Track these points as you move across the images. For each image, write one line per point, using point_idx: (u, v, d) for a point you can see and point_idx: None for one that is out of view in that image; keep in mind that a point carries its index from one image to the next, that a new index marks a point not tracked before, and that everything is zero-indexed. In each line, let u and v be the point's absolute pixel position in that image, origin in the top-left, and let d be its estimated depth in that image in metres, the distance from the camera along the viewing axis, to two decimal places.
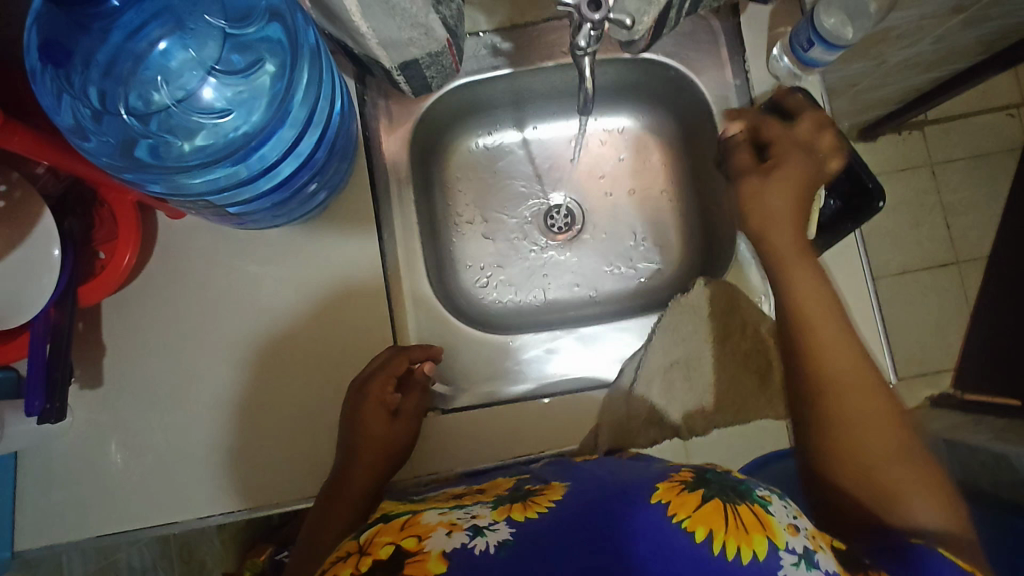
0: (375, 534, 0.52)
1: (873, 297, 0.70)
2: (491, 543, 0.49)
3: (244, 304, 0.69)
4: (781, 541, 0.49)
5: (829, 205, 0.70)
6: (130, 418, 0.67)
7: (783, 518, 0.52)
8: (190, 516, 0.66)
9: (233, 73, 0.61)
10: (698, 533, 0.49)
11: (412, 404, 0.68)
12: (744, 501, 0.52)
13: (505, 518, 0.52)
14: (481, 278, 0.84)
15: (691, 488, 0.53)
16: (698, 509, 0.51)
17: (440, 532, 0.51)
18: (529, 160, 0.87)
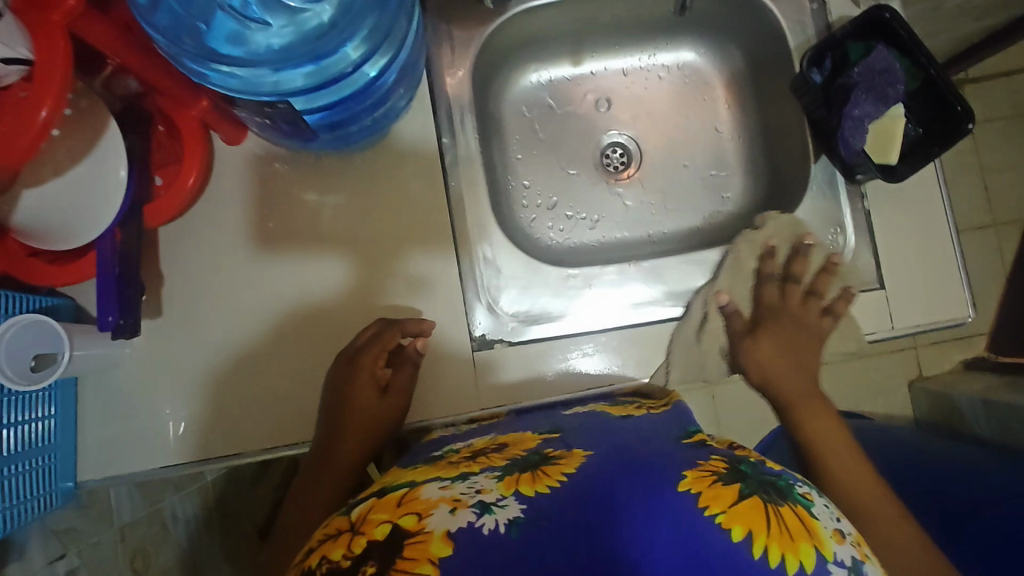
0: (368, 510, 0.45)
1: (950, 226, 0.68)
2: (500, 522, 0.42)
3: (307, 233, 0.67)
4: (830, 552, 0.43)
5: (910, 132, 0.67)
6: (191, 350, 0.65)
7: (829, 524, 0.45)
8: (254, 448, 0.65)
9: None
10: (735, 532, 0.42)
11: (402, 380, 0.65)
12: (788, 502, 0.45)
13: (513, 492, 0.45)
14: (537, 217, 0.82)
15: (726, 480, 0.45)
16: (735, 506, 0.43)
17: (443, 508, 0.43)
18: (584, 96, 0.85)
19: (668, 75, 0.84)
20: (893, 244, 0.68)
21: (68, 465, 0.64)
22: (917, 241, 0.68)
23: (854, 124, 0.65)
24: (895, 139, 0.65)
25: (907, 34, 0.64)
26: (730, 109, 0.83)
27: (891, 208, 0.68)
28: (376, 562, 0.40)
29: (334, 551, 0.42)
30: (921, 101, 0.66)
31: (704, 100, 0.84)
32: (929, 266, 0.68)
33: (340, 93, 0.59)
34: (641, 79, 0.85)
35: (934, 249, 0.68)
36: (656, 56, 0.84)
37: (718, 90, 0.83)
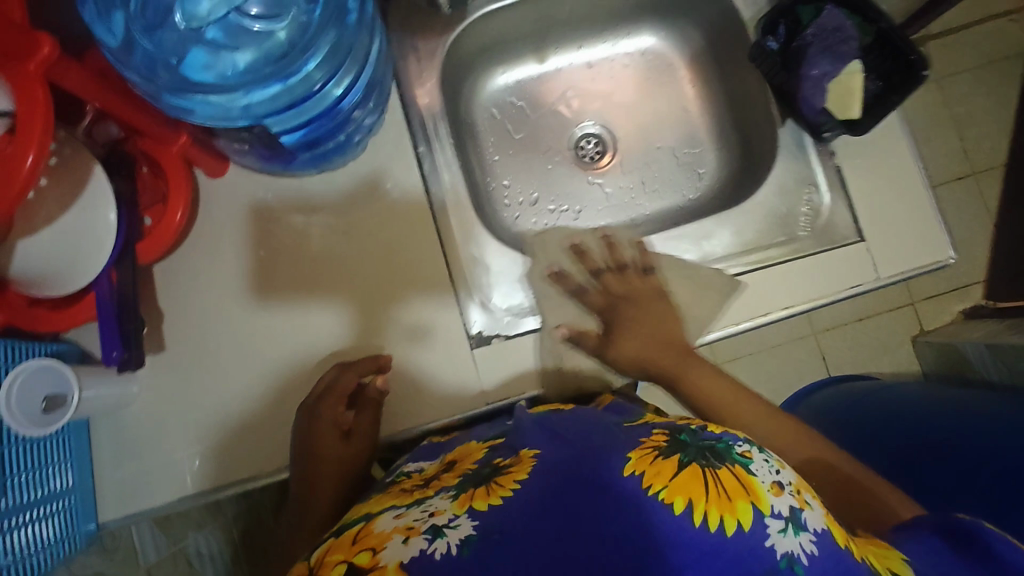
0: (325, 552, 0.44)
1: (923, 175, 0.69)
2: (451, 543, 0.41)
3: (296, 253, 0.69)
4: (768, 506, 0.43)
5: (870, 86, 0.68)
6: (196, 381, 0.66)
7: (768, 477, 0.45)
8: (268, 470, 0.66)
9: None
10: (676, 505, 0.42)
11: (365, 422, 0.65)
12: (724, 464, 0.45)
13: (467, 509, 0.44)
14: (520, 215, 0.84)
15: (665, 454, 0.45)
16: (675, 478, 0.43)
17: (397, 540, 0.42)
18: (552, 92, 0.87)
19: (630, 62, 0.87)
20: (867, 197, 0.69)
21: (87, 507, 0.65)
22: (890, 192, 0.69)
23: (814, 86, 0.67)
24: (855, 93, 0.66)
25: None
26: (694, 87, 0.86)
27: (862, 162, 0.70)
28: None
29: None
30: (876, 56, 0.68)
31: (669, 82, 0.87)
32: (906, 215, 0.69)
33: (312, 113, 0.61)
34: (606, 69, 0.87)
35: (909, 198, 0.69)
36: (618, 44, 0.86)
37: (681, 71, 0.86)
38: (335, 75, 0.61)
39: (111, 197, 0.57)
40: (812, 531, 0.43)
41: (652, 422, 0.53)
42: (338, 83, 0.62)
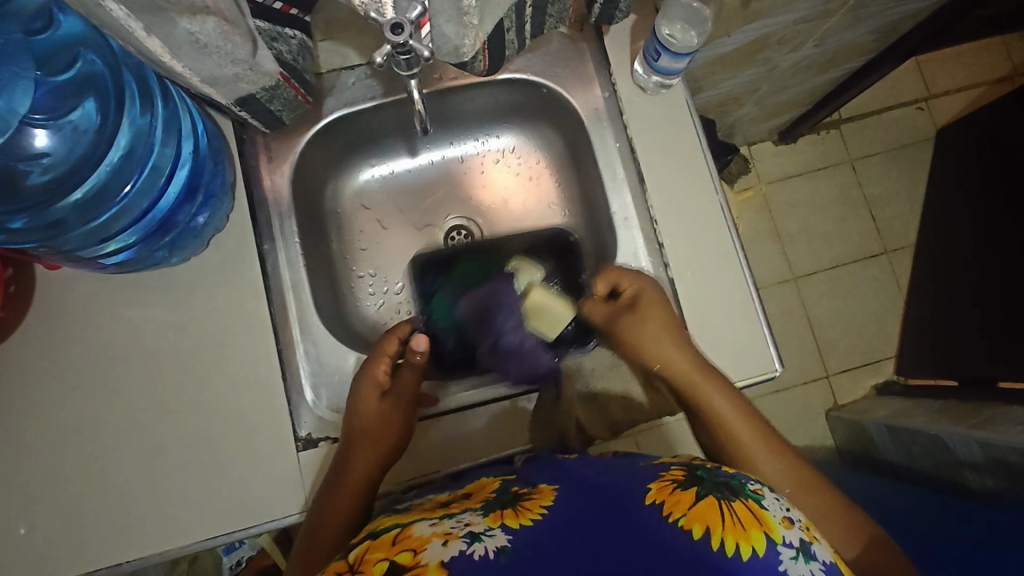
0: (364, 551, 0.51)
1: (754, 296, 0.73)
2: (488, 548, 0.49)
3: (127, 349, 0.70)
4: (779, 535, 0.50)
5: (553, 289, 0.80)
6: (14, 475, 0.67)
7: (777, 513, 0.53)
8: (77, 570, 0.66)
9: (58, 117, 0.62)
10: (695, 531, 0.49)
11: (406, 383, 0.69)
12: (739, 498, 0.52)
13: (499, 525, 0.52)
14: (382, 304, 0.86)
15: (684, 486, 0.54)
16: (692, 506, 0.51)
17: (436, 542, 0.50)
18: (425, 183, 0.90)
19: (502, 159, 0.90)
20: (698, 312, 0.72)
21: None
22: (719, 309, 0.72)
23: (525, 342, 0.75)
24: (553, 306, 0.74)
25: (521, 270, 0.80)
26: (559, 186, 0.88)
27: (692, 277, 0.73)
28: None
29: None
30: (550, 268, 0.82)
31: (539, 178, 0.89)
32: (735, 333, 0.72)
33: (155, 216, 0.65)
34: (478, 165, 0.90)
35: (732, 317, 0.72)
36: (489, 141, 0.89)
37: (547, 170, 0.89)
38: (161, 164, 0.64)
39: None
40: (821, 560, 0.50)
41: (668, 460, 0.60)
42: (169, 161, 0.64)
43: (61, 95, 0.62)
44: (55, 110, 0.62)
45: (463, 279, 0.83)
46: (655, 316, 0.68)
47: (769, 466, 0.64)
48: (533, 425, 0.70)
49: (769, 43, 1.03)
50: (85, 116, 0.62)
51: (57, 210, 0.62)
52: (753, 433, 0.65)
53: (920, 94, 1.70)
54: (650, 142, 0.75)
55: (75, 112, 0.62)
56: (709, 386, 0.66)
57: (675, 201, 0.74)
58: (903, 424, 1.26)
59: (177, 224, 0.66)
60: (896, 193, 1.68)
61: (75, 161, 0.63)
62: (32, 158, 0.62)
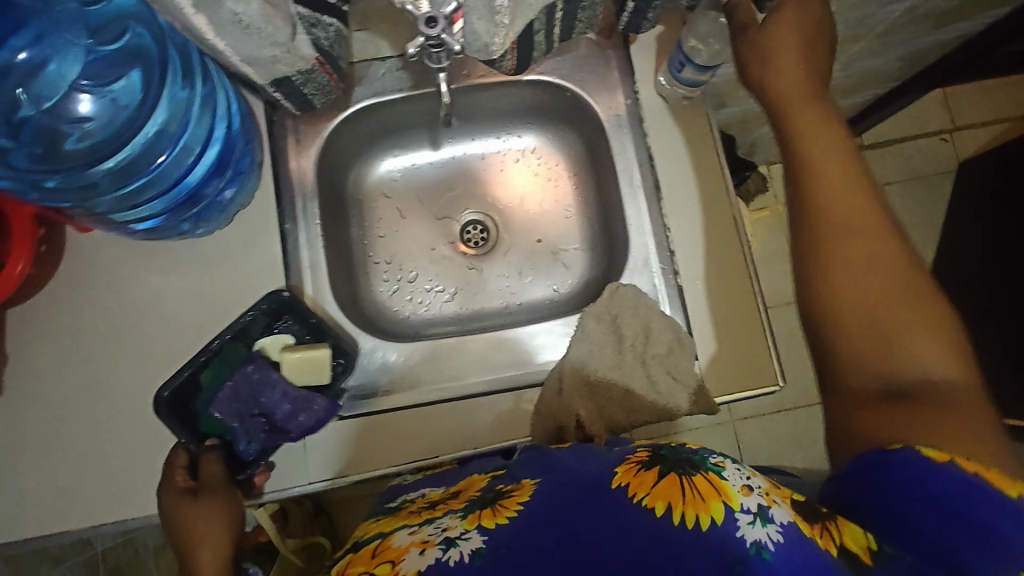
0: (346, 566, 0.52)
1: (761, 309, 0.74)
2: (463, 553, 0.47)
3: (147, 314, 0.72)
4: (737, 503, 0.46)
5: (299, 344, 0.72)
6: (29, 427, 0.70)
7: (738, 481, 0.49)
8: (85, 523, 0.69)
9: (103, 86, 0.64)
10: (657, 509, 0.47)
11: (210, 474, 0.67)
12: (699, 471, 0.49)
13: (476, 526, 0.50)
14: (395, 291, 0.88)
15: (647, 466, 0.51)
16: (656, 485, 0.48)
17: (413, 552, 0.49)
18: (446, 176, 0.92)
19: (522, 158, 0.91)
20: (702, 319, 0.74)
21: None
22: (726, 319, 0.73)
23: (293, 401, 0.69)
24: (307, 376, 0.70)
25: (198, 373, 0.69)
26: (576, 189, 0.90)
27: (700, 286, 0.74)
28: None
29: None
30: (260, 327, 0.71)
31: (556, 180, 0.91)
32: (740, 343, 0.73)
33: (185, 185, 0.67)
34: (498, 162, 0.92)
35: (739, 328, 0.73)
36: (510, 140, 0.91)
37: (566, 172, 0.90)
38: (196, 134, 0.66)
39: None
40: (779, 523, 0.45)
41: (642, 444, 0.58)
42: (207, 137, 0.67)
43: (107, 63, 0.64)
44: (101, 79, 0.64)
45: (220, 369, 0.70)
46: (784, 22, 0.61)
47: (866, 229, 0.56)
48: (535, 420, 0.71)
49: None
50: (128, 87, 0.65)
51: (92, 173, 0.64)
52: (843, 177, 0.57)
53: (945, 126, 1.70)
54: (669, 151, 0.77)
55: (121, 83, 0.64)
56: (822, 139, 0.59)
57: (690, 208, 0.76)
58: None
59: (206, 198, 0.69)
60: (913, 224, 1.68)
61: (114, 128, 0.65)
62: (74, 121, 0.65)
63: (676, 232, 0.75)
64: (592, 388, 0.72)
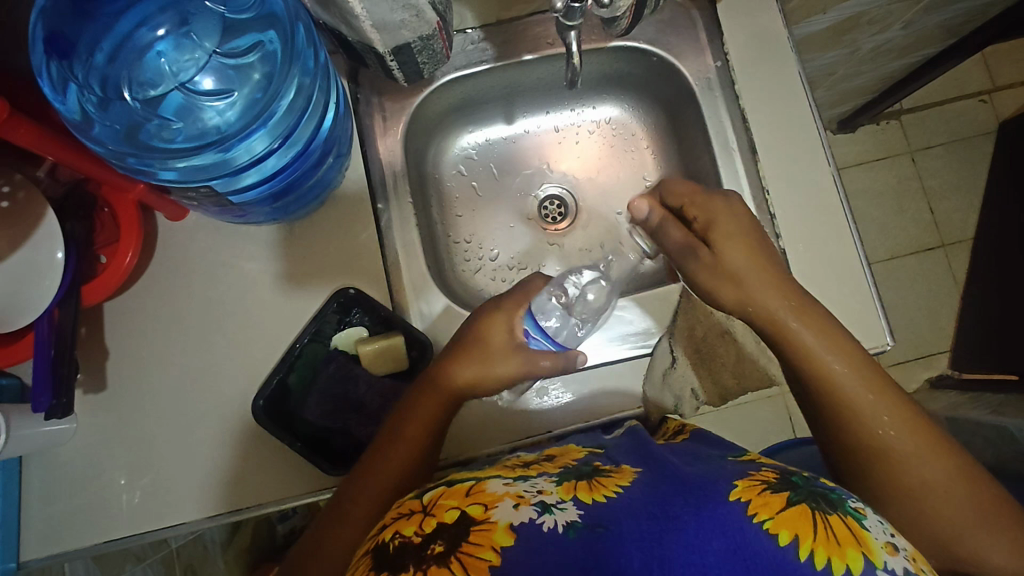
0: (438, 496, 0.50)
1: (865, 267, 0.73)
2: (559, 523, 0.46)
3: (246, 300, 0.71)
4: (880, 560, 0.45)
5: (375, 332, 0.70)
6: (133, 419, 0.69)
7: (881, 536, 0.48)
8: (198, 516, 0.68)
9: (220, 61, 0.63)
10: (782, 537, 0.45)
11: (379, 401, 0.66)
12: (836, 512, 0.48)
13: (572, 497, 0.49)
14: (479, 270, 0.86)
15: (775, 489, 0.50)
16: (782, 512, 0.47)
17: (508, 503, 0.48)
18: (520, 151, 0.90)
19: (598, 130, 0.90)
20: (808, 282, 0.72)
21: (11, 545, 0.66)
22: (833, 279, 0.72)
23: (380, 391, 0.66)
24: (389, 360, 0.67)
25: (280, 377, 0.66)
26: (655, 159, 0.88)
27: (804, 248, 0.73)
28: (443, 543, 0.45)
29: (407, 528, 0.48)
30: (332, 319, 0.68)
31: (635, 150, 0.89)
32: (847, 305, 0.72)
33: (284, 171, 0.65)
34: (574, 135, 0.90)
35: (848, 288, 0.72)
36: (586, 111, 0.89)
37: (645, 141, 0.89)
38: (307, 118, 0.64)
39: (61, 237, 0.58)
40: None
41: (760, 461, 0.57)
42: (310, 121, 0.65)
43: (235, 37, 0.64)
44: (226, 49, 0.63)
45: (304, 369, 0.68)
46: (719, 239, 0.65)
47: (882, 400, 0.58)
48: (644, 390, 0.70)
49: (857, 25, 1.03)
50: (247, 65, 0.64)
51: (182, 163, 0.60)
52: (866, 384, 0.58)
53: (984, 86, 1.66)
54: (763, 113, 0.75)
55: (235, 55, 0.64)
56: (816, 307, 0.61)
57: (788, 168, 0.74)
58: (966, 416, 1.23)
59: (299, 184, 0.67)
60: (955, 187, 1.65)
61: (223, 106, 0.64)
62: (190, 93, 0.63)
63: (775, 193, 0.74)
64: (701, 356, 0.72)
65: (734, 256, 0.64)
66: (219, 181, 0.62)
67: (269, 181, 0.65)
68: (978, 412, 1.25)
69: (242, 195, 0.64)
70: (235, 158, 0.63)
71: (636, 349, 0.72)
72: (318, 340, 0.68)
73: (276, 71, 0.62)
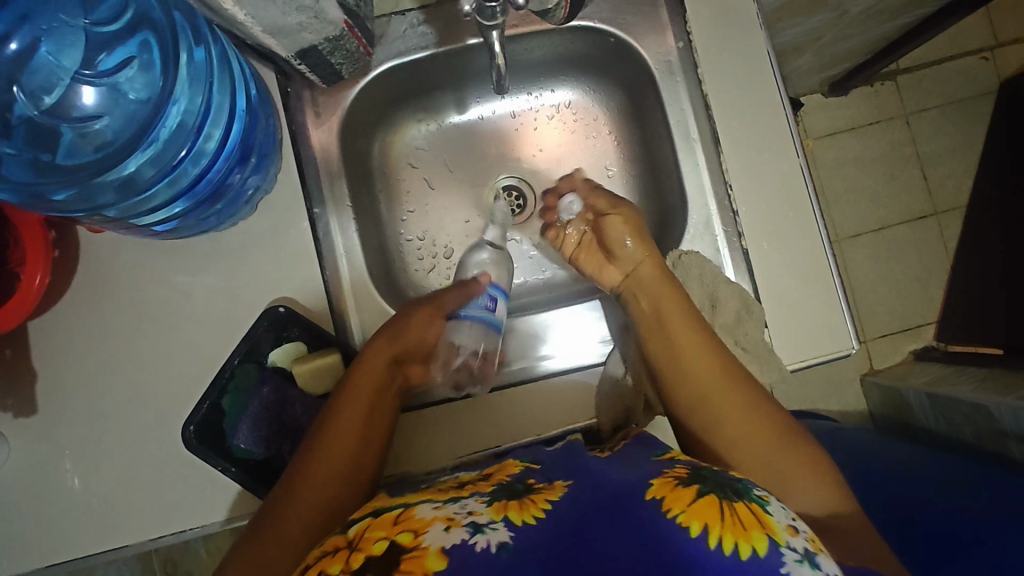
0: (364, 527, 0.46)
1: (831, 266, 0.69)
2: (491, 541, 0.43)
3: (177, 316, 0.67)
4: (783, 539, 0.44)
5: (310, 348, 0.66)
6: (67, 442, 0.66)
7: (783, 518, 0.46)
8: (140, 538, 0.66)
9: (104, 73, 0.60)
10: (692, 529, 0.43)
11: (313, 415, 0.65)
12: (743, 499, 0.46)
13: (503, 517, 0.46)
14: (430, 269, 0.82)
15: (686, 482, 0.47)
16: (693, 503, 0.45)
17: (438, 526, 0.44)
18: (473, 140, 0.84)
19: (556, 114, 0.84)
20: (772, 283, 0.68)
21: None
22: (798, 279, 0.68)
23: (314, 411, 0.65)
24: (320, 381, 0.64)
25: (207, 402, 0.63)
26: (618, 145, 0.83)
27: (768, 246, 0.69)
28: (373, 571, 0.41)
29: (330, 566, 0.43)
30: (261, 336, 0.65)
31: (597, 136, 0.83)
32: (811, 305, 0.68)
33: (196, 180, 0.60)
34: (532, 121, 0.84)
35: (813, 289, 0.68)
36: (543, 95, 0.83)
37: (607, 126, 0.83)
38: (212, 116, 0.59)
39: None
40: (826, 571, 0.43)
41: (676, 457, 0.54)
42: (216, 122, 0.60)
43: (105, 50, 0.60)
44: (99, 65, 0.60)
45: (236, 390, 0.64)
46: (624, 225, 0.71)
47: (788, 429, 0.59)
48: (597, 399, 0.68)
49: None
50: (128, 77, 0.60)
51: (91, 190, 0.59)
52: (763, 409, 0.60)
53: (986, 42, 1.57)
54: (728, 99, 0.69)
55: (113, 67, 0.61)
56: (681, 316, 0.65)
57: (754, 160, 0.69)
58: (946, 392, 1.21)
59: (228, 187, 0.62)
60: (950, 152, 1.58)
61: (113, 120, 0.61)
62: (73, 114, 0.60)
63: (738, 189, 0.69)
64: None
65: (635, 247, 0.69)
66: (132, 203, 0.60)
67: (185, 194, 0.60)
68: (957, 387, 1.23)
69: (158, 214, 0.61)
70: (141, 179, 0.60)
71: (590, 356, 0.70)
72: (250, 357, 0.65)
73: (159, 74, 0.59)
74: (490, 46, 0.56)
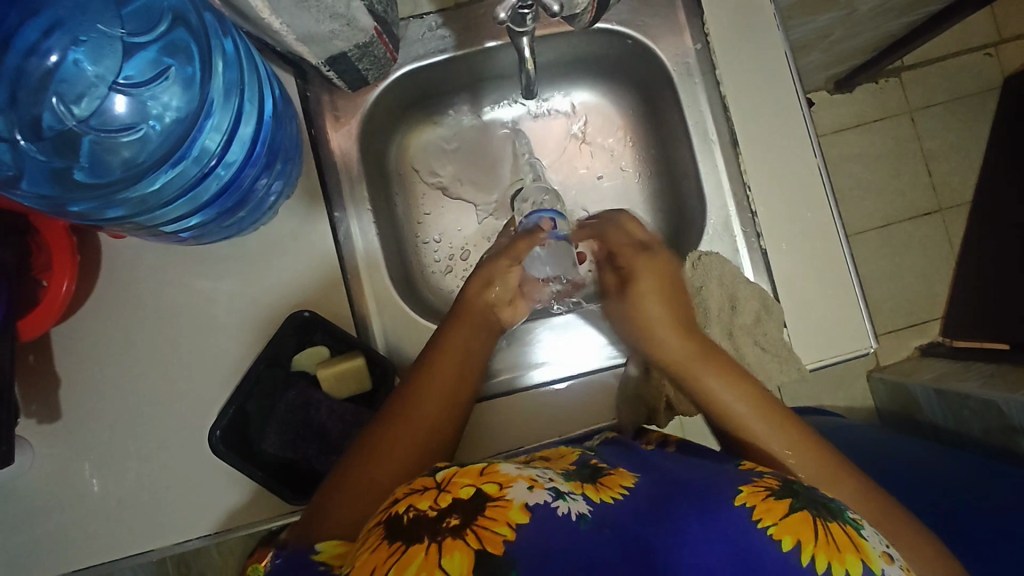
0: (452, 473, 0.46)
1: (849, 265, 0.69)
2: (570, 511, 0.44)
3: (200, 321, 0.67)
4: (878, 567, 0.44)
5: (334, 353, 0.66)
6: (91, 447, 0.66)
7: (877, 545, 0.47)
8: (166, 542, 0.66)
9: (134, 81, 0.61)
10: (784, 542, 0.43)
11: (345, 414, 0.65)
12: (837, 520, 0.46)
13: (581, 493, 0.47)
14: (446, 271, 0.82)
15: (778, 495, 0.47)
16: (786, 518, 0.45)
17: (522, 484, 0.45)
18: (489, 141, 0.85)
19: (572, 115, 0.84)
20: (791, 283, 0.69)
21: None
22: (816, 280, 0.69)
23: (340, 414, 0.65)
24: (346, 384, 0.65)
25: (232, 408, 0.64)
26: (633, 146, 0.83)
27: (787, 246, 0.69)
28: (459, 516, 0.42)
29: (420, 501, 0.44)
30: (286, 341, 0.65)
31: (612, 137, 0.84)
32: (829, 305, 0.69)
33: (225, 186, 0.60)
34: (547, 122, 0.85)
35: (831, 289, 0.69)
36: (557, 96, 0.83)
37: (622, 127, 0.83)
38: (241, 121, 0.60)
39: None
40: None
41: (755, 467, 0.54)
42: (246, 126, 0.60)
43: (138, 60, 0.61)
44: (130, 73, 0.61)
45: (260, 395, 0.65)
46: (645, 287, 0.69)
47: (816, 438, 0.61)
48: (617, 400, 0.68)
49: None
50: (158, 84, 0.61)
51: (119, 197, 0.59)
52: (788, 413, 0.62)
53: (990, 39, 1.57)
54: (746, 100, 0.69)
55: (144, 75, 0.61)
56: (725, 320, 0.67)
57: (773, 161, 0.69)
58: (954, 387, 1.22)
59: (251, 197, 0.63)
60: (955, 149, 1.58)
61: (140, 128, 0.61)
62: (104, 121, 0.61)
63: (757, 189, 0.69)
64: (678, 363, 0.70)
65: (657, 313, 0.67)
66: (161, 210, 0.60)
67: (214, 200, 0.61)
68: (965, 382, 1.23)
69: (186, 220, 0.61)
70: (169, 186, 0.60)
71: (610, 359, 0.70)
72: (275, 362, 0.65)
73: (191, 81, 0.60)
74: (518, 51, 0.57)
